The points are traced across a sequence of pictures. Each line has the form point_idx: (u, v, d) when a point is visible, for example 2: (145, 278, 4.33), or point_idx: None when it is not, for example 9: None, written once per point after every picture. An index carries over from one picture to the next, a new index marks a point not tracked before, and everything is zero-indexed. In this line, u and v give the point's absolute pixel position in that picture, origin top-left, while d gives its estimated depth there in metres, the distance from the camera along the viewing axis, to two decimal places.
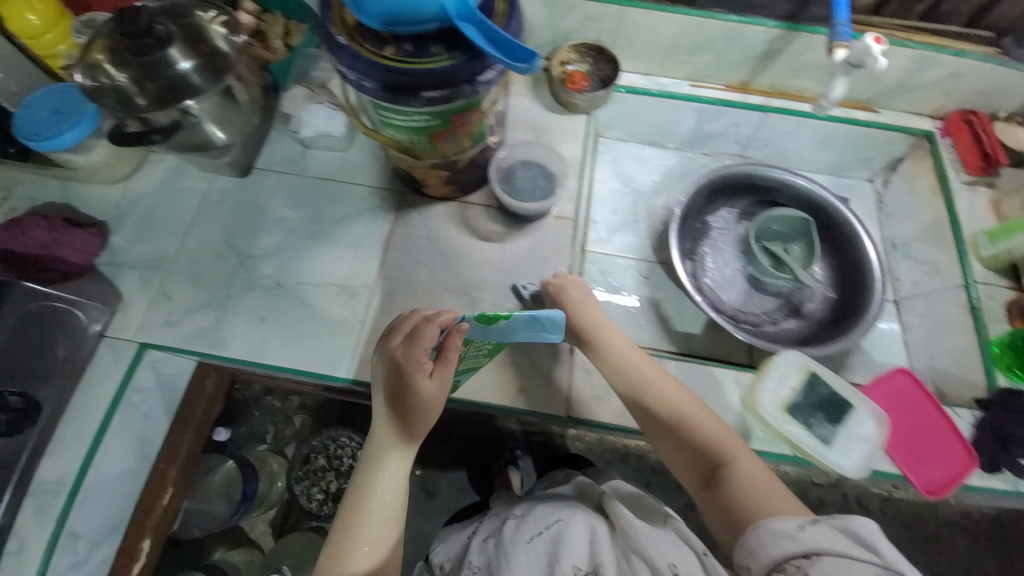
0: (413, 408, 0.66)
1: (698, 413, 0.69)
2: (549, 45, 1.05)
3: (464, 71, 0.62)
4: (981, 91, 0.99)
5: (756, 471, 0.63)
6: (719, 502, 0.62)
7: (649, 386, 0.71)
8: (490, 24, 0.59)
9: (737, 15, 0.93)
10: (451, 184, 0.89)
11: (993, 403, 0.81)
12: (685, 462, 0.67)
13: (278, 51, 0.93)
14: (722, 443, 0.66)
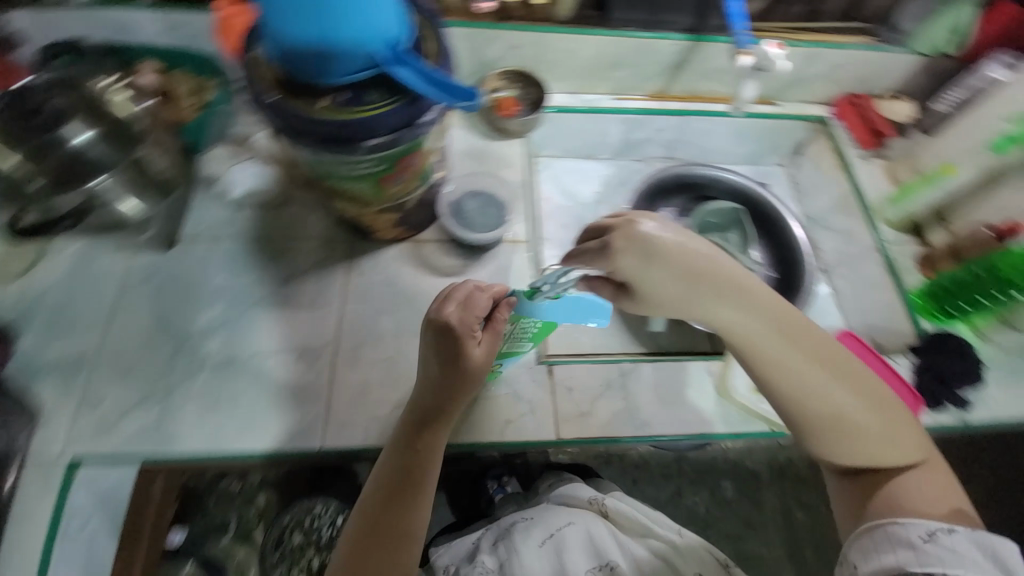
0: (460, 378, 0.64)
1: (828, 368, 0.59)
2: (475, 75, 1.06)
3: (406, 114, 0.61)
4: (860, 77, 1.11)
5: (885, 421, 0.60)
6: (839, 453, 0.61)
7: (766, 351, 0.60)
8: (425, 67, 0.59)
9: (647, 32, 0.99)
10: (401, 225, 0.86)
11: (924, 347, 0.89)
12: (806, 421, 0.61)
13: (187, 111, 0.87)
14: (856, 400, 0.59)
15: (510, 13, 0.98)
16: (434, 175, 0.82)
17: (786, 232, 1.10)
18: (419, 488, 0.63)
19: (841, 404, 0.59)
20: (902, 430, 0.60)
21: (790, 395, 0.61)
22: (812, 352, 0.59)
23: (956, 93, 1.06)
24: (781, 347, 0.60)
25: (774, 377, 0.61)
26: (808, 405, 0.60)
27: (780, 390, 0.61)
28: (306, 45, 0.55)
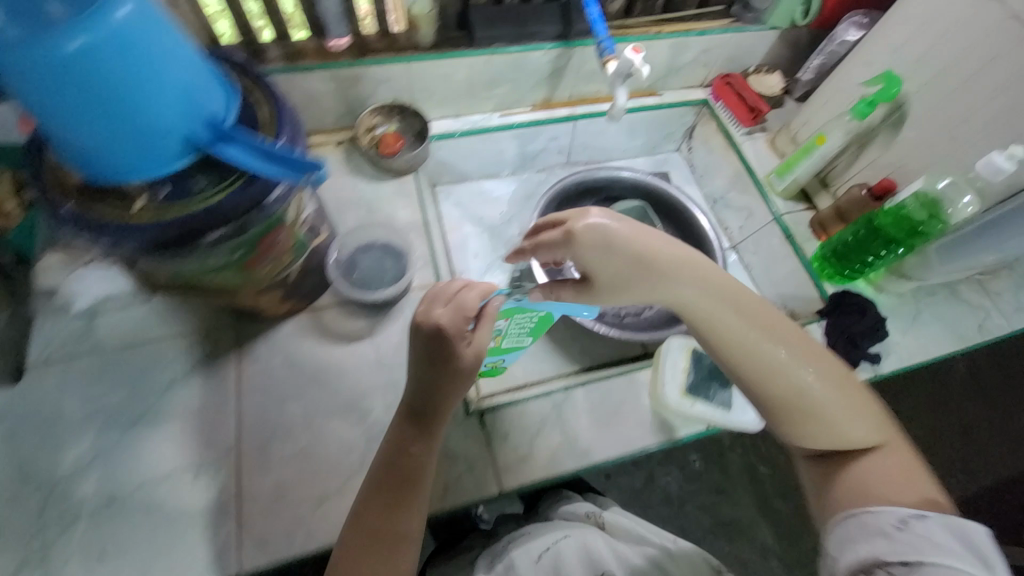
0: (455, 378, 0.61)
1: (781, 332, 0.61)
2: (348, 115, 0.99)
3: (246, 197, 0.53)
4: (729, 57, 1.15)
5: (843, 389, 0.59)
6: (809, 429, 0.58)
7: (725, 319, 0.61)
8: (257, 142, 0.52)
9: (516, 46, 0.96)
10: (291, 298, 0.78)
11: (831, 310, 0.94)
12: (774, 398, 0.59)
13: (13, 215, 0.73)
14: (813, 366, 0.59)
15: (370, 47, 0.92)
16: (313, 242, 0.73)
17: (694, 223, 1.11)
18: (410, 485, 0.59)
19: (798, 371, 0.58)
20: (857, 403, 0.59)
21: (758, 369, 0.59)
22: (762, 318, 0.61)
23: (821, 61, 1.11)
24: (735, 315, 0.61)
25: (738, 351, 0.60)
26: (774, 376, 0.59)
27: (746, 364, 0.60)
28: (99, 141, 0.48)
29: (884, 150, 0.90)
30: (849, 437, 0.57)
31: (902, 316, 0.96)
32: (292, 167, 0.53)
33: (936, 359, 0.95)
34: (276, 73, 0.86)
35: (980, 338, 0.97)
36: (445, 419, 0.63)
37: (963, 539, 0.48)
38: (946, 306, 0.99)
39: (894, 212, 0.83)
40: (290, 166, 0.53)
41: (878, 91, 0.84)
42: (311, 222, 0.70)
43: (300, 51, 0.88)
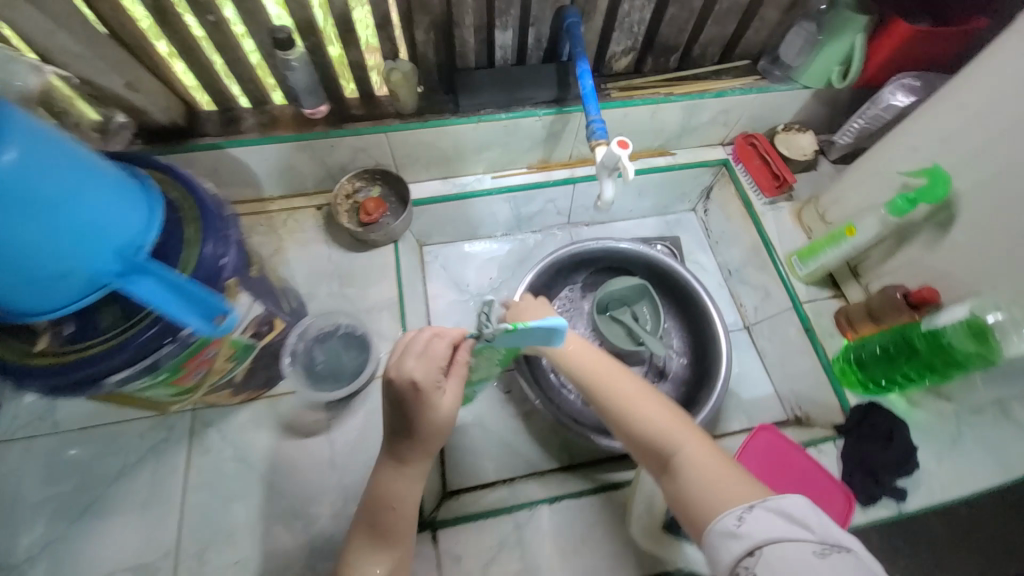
0: (424, 439, 0.58)
1: (653, 402, 0.65)
2: (330, 179, 0.95)
3: (149, 341, 0.50)
4: (754, 116, 1.02)
5: (715, 463, 0.58)
6: (673, 499, 0.59)
7: (597, 384, 0.69)
8: (168, 279, 0.48)
9: (506, 112, 0.88)
10: (244, 390, 0.74)
11: (850, 429, 0.82)
12: (644, 460, 0.64)
13: None
14: (676, 434, 0.61)
15: (351, 114, 0.87)
16: (261, 340, 0.69)
17: (706, 314, 0.97)
18: (398, 538, 0.58)
19: (659, 437, 0.62)
20: (733, 483, 0.55)
21: (624, 432, 0.65)
22: (637, 388, 0.67)
23: (862, 124, 0.97)
24: (609, 381, 0.68)
25: (610, 416, 0.67)
26: (638, 441, 0.63)
27: (617, 427, 0.66)
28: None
29: (928, 251, 0.76)
30: (705, 515, 0.54)
31: (937, 437, 0.83)
32: (199, 313, 0.50)
33: (976, 495, 0.79)
34: (250, 144, 0.83)
35: None
36: (425, 456, 0.60)
37: (799, 522, 0.49)
38: (996, 431, 0.83)
39: (929, 335, 0.71)
40: (196, 311, 0.50)
41: (920, 188, 0.72)
42: (260, 322, 0.66)
43: (278, 119, 0.85)
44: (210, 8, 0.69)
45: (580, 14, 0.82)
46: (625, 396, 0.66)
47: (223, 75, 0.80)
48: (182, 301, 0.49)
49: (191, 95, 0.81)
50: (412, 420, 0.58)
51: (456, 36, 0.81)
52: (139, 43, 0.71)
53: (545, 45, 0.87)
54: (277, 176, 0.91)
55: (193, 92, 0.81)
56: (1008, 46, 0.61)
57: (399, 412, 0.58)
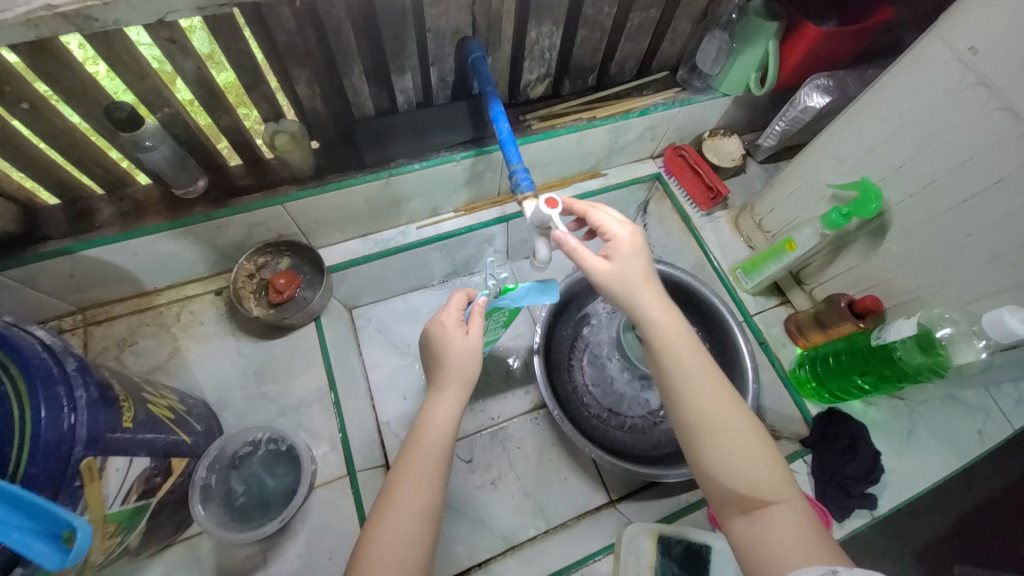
0: (451, 370, 0.59)
1: (750, 434, 0.54)
2: (226, 259, 0.81)
3: None
4: (680, 127, 0.98)
5: (808, 519, 0.50)
6: (741, 542, 0.51)
7: (681, 396, 0.56)
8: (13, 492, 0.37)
9: (420, 162, 0.79)
10: (150, 545, 0.61)
11: (816, 441, 0.81)
12: (713, 492, 0.55)
13: None
14: (772, 478, 0.52)
15: (236, 186, 0.74)
16: (157, 494, 0.58)
17: (730, 338, 0.89)
18: (423, 451, 0.56)
19: (752, 477, 0.52)
20: (826, 545, 0.48)
21: (701, 457, 0.55)
22: (739, 410, 0.56)
23: (783, 127, 0.95)
24: (699, 398, 0.56)
25: (688, 434, 0.56)
26: (714, 474, 0.54)
27: (692, 447, 0.56)
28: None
29: (865, 259, 0.76)
30: (782, 570, 0.47)
31: (894, 433, 0.83)
32: (38, 541, 0.38)
33: (936, 485, 0.81)
34: (112, 241, 0.68)
35: (982, 450, 0.83)
36: (453, 385, 0.59)
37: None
38: (941, 415, 0.85)
39: (880, 348, 0.69)
40: (33, 536, 0.38)
41: (852, 202, 0.71)
42: (150, 474, 0.55)
43: (143, 204, 0.71)
44: (18, 93, 0.54)
45: (485, 46, 0.72)
46: (718, 421, 0.54)
47: (53, 156, 0.64)
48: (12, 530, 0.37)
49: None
50: (439, 351, 0.60)
51: (347, 86, 0.70)
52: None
53: (451, 82, 0.78)
54: (157, 268, 0.76)
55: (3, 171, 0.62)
56: (925, 58, 0.59)
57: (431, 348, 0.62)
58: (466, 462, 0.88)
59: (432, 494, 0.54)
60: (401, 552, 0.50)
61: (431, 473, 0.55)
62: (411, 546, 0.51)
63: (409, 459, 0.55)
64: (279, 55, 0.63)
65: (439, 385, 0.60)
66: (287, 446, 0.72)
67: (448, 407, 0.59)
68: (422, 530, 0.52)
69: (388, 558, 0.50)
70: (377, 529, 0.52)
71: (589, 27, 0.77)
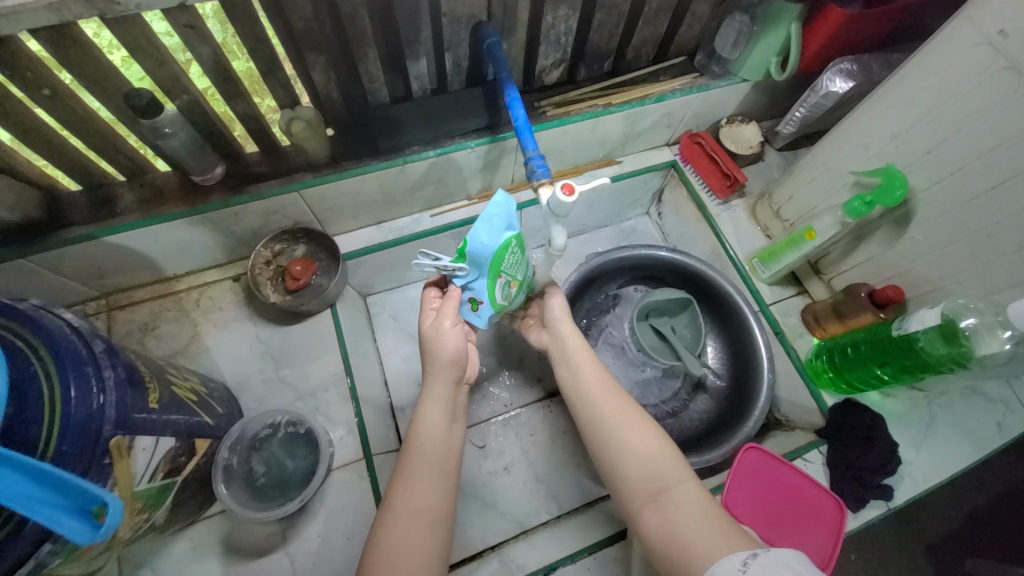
0: (441, 364, 0.63)
1: (645, 429, 0.59)
2: (244, 246, 0.82)
3: (23, 540, 0.40)
4: (697, 114, 0.97)
5: (707, 501, 0.52)
6: (654, 537, 0.51)
7: (592, 408, 0.62)
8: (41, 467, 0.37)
9: (433, 149, 0.79)
10: (175, 523, 0.63)
11: (832, 431, 0.81)
12: (623, 495, 0.56)
13: None
14: (665, 464, 0.56)
15: (253, 174, 0.74)
16: (183, 472, 0.59)
17: (744, 328, 0.89)
18: (431, 426, 0.61)
19: (650, 471, 0.55)
20: (728, 525, 0.49)
21: (611, 460, 0.58)
22: (633, 411, 0.61)
23: (804, 113, 0.93)
24: (603, 396, 0.63)
25: (601, 438, 0.60)
26: (620, 469, 0.57)
27: (602, 451, 0.60)
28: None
29: (888, 247, 0.75)
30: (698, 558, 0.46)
31: (910, 425, 0.83)
32: (66, 515, 0.38)
33: (954, 477, 0.81)
34: (134, 228, 0.69)
35: (1000, 442, 0.82)
36: (440, 374, 0.63)
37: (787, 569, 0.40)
38: (960, 407, 0.85)
39: (902, 338, 0.68)
40: (63, 511, 0.38)
41: (876, 188, 0.69)
42: (175, 453, 0.56)
43: (164, 191, 0.72)
44: (39, 79, 0.55)
45: (499, 31, 0.72)
46: (619, 418, 0.60)
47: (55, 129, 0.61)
48: (38, 505, 0.37)
49: (16, 158, 0.62)
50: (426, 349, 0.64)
51: (361, 72, 0.69)
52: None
53: (465, 68, 0.77)
54: (177, 255, 0.77)
55: (15, 149, 0.62)
56: (955, 40, 0.57)
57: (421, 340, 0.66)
58: (479, 448, 0.89)
59: (445, 483, 0.59)
60: (413, 534, 0.54)
61: (435, 460, 0.60)
62: (427, 531, 0.55)
63: (417, 445, 0.60)
64: (294, 41, 0.62)
65: (429, 381, 0.64)
66: (306, 428, 0.73)
67: (437, 407, 0.63)
68: (431, 516, 0.56)
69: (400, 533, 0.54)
70: (395, 505, 0.56)
71: (606, 11, 0.76)
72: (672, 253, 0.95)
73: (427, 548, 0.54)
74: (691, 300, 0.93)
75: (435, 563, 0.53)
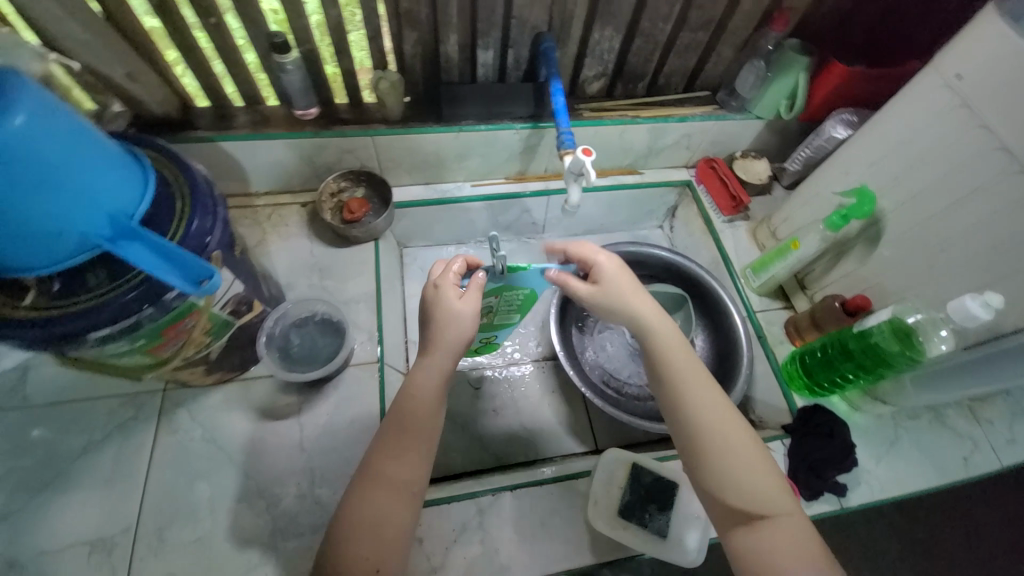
0: (445, 338, 0.65)
1: (749, 452, 0.60)
2: (316, 177, 0.99)
3: (128, 300, 0.53)
4: (715, 142, 1.11)
5: (809, 534, 0.56)
6: (746, 554, 0.56)
7: (689, 419, 0.62)
8: (161, 242, 0.51)
9: (486, 124, 0.95)
10: (219, 370, 0.76)
11: (797, 427, 0.87)
12: (717, 511, 0.60)
13: None
14: (769, 492, 0.58)
15: (339, 117, 0.93)
16: (240, 319, 0.72)
17: (731, 326, 0.98)
18: (422, 397, 0.63)
19: (755, 486, 0.58)
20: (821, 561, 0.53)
21: (706, 477, 0.60)
22: (737, 428, 0.61)
23: (808, 154, 1.06)
24: (708, 404, 0.62)
25: (698, 453, 0.61)
26: (717, 487, 0.59)
27: (697, 467, 0.61)
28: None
29: (862, 264, 0.85)
30: None
31: (876, 439, 0.89)
32: (181, 278, 0.54)
33: (912, 494, 0.85)
34: (240, 138, 0.87)
35: (962, 474, 0.87)
36: (439, 352, 0.65)
37: None
38: (926, 434, 0.90)
39: (861, 334, 0.77)
40: (177, 276, 0.53)
41: (851, 205, 0.80)
42: (240, 300, 0.70)
43: (270, 118, 0.90)
44: (211, 9, 0.74)
45: (555, 39, 0.90)
46: (721, 436, 0.61)
47: (205, 49, 0.80)
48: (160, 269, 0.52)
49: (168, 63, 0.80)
50: (432, 312, 0.67)
51: (441, 51, 0.88)
52: (134, 26, 0.74)
53: (522, 65, 0.95)
54: (264, 172, 0.95)
55: (167, 56, 0.80)
56: (923, 86, 0.70)
57: (431, 313, 0.67)
58: (474, 389, 0.99)
59: (420, 461, 0.61)
60: (390, 513, 0.58)
61: (418, 436, 0.61)
62: (395, 514, 0.58)
63: (404, 417, 0.62)
64: (397, 18, 0.82)
65: (428, 352, 0.66)
66: (335, 325, 0.86)
67: (430, 380, 0.64)
68: (407, 496, 0.59)
69: (378, 508, 0.58)
70: (374, 481, 0.59)
71: (643, 39, 0.93)
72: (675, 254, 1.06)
73: (398, 524, 0.58)
74: (686, 297, 1.03)
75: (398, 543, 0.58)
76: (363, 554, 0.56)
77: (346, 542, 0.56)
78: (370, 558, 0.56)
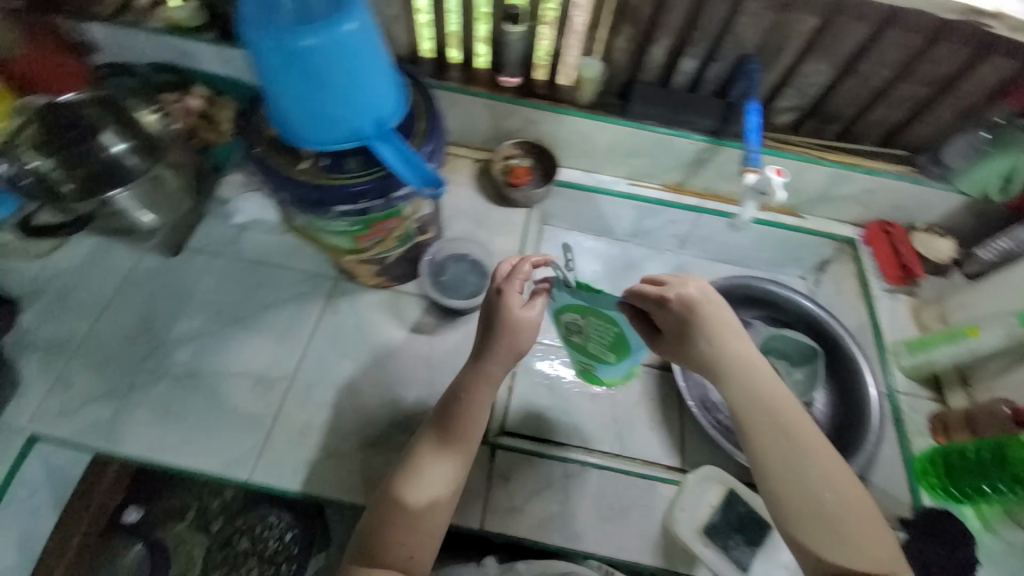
0: (501, 352, 0.70)
1: (852, 509, 0.60)
2: (494, 139, 1.09)
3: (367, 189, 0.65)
4: (897, 205, 1.04)
5: None
6: None
7: (786, 469, 0.62)
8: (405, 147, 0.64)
9: (666, 128, 0.99)
10: (383, 275, 0.88)
11: (919, 526, 0.79)
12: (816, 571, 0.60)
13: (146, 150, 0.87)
14: (876, 551, 0.58)
15: (534, 91, 1.01)
16: (419, 236, 0.81)
17: (863, 396, 0.91)
18: (471, 407, 0.69)
19: (871, 551, 0.58)
20: None
21: (806, 534, 0.60)
22: (839, 479, 0.62)
23: (1008, 244, 0.94)
24: (816, 459, 0.62)
25: (797, 507, 0.61)
26: (820, 545, 0.59)
27: (795, 522, 0.61)
28: (301, 127, 0.62)
29: None
30: None
31: (1005, 570, 0.79)
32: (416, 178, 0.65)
33: None
34: (450, 89, 0.99)
35: None
36: (493, 366, 0.70)
37: None
38: None
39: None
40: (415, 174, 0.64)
41: None
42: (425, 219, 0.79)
43: (477, 78, 1.01)
44: None
45: (762, 62, 0.91)
46: (821, 487, 0.61)
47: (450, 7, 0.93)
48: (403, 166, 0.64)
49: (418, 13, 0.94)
50: (497, 315, 0.71)
51: (647, 52, 0.93)
52: None
53: (719, 81, 0.96)
54: (455, 123, 1.07)
55: None
56: None
57: (494, 317, 0.71)
58: None
59: (459, 461, 0.68)
60: (426, 505, 0.65)
61: (460, 441, 0.68)
62: (432, 508, 0.65)
63: (452, 422, 0.68)
64: (620, 13, 0.88)
65: (481, 364, 0.71)
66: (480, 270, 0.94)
67: (481, 392, 0.70)
68: (445, 492, 0.66)
69: (419, 500, 0.65)
70: (416, 473, 0.66)
71: (855, 81, 0.90)
72: (817, 308, 1.00)
73: (438, 514, 0.65)
74: (819, 353, 0.97)
75: (432, 537, 0.64)
76: (400, 540, 0.63)
77: (387, 524, 0.63)
78: (409, 545, 0.63)
